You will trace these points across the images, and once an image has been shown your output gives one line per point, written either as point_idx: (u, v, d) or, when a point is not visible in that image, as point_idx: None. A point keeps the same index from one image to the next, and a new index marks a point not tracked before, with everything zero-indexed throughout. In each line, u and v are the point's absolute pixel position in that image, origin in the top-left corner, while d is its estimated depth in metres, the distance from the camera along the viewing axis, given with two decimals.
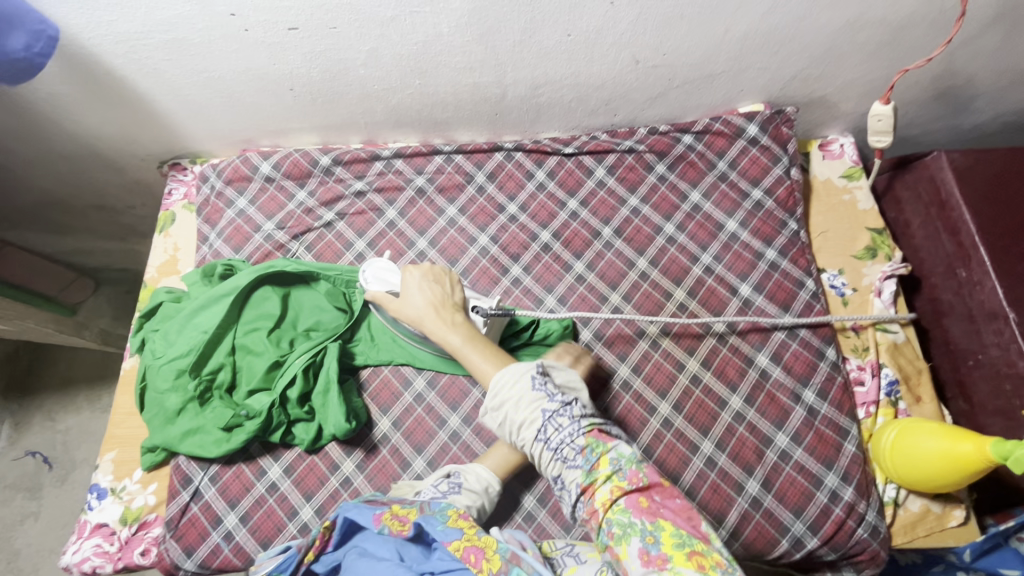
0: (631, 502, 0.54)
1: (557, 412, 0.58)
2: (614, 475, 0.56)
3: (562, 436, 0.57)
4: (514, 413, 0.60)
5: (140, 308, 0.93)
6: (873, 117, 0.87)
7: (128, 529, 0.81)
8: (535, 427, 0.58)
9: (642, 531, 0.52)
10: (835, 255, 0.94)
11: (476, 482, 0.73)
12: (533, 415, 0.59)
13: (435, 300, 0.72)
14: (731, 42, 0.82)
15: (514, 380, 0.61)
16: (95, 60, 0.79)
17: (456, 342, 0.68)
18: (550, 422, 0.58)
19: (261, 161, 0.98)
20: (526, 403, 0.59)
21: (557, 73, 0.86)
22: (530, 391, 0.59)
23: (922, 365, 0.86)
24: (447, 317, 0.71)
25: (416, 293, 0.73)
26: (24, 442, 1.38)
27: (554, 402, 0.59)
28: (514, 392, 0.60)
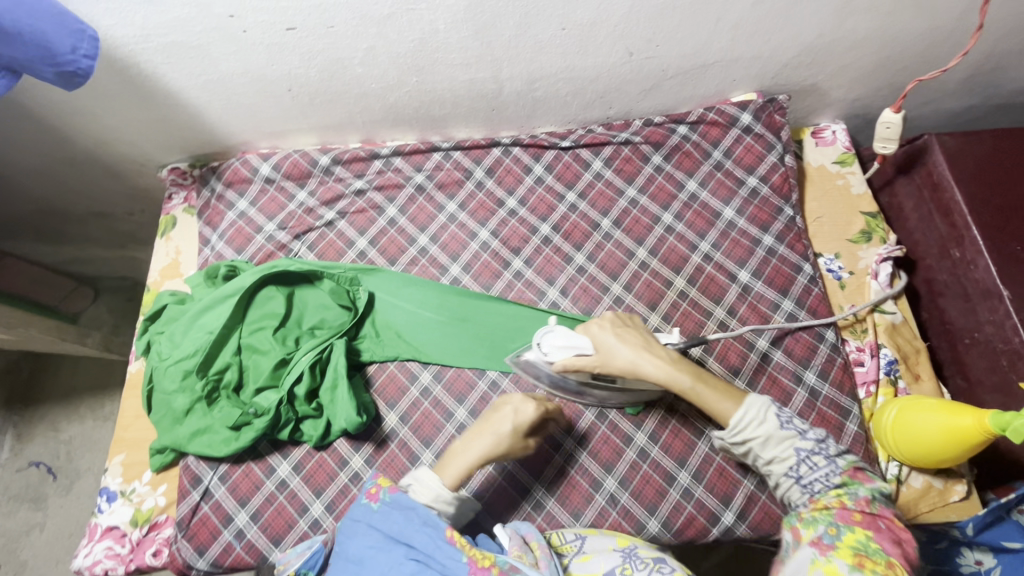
0: (844, 513, 0.60)
1: (812, 451, 0.65)
2: (844, 493, 0.62)
3: (816, 475, 0.64)
4: (763, 450, 0.67)
5: (144, 312, 0.94)
6: (882, 125, 0.90)
7: (138, 530, 0.81)
8: (788, 464, 0.66)
9: (831, 522, 0.59)
10: (831, 240, 0.95)
11: (429, 492, 0.66)
12: (786, 453, 0.66)
13: (638, 343, 0.73)
14: (723, 32, 0.83)
15: (759, 421, 0.67)
16: (94, 65, 0.80)
17: (685, 383, 0.70)
18: (805, 462, 0.65)
19: (261, 162, 0.99)
20: (777, 441, 0.66)
21: (552, 66, 0.87)
22: (779, 430, 0.66)
23: (921, 345, 0.88)
24: (659, 355, 0.72)
25: (608, 343, 0.73)
26: (28, 453, 1.38)
27: (806, 441, 0.66)
28: (761, 431, 0.67)
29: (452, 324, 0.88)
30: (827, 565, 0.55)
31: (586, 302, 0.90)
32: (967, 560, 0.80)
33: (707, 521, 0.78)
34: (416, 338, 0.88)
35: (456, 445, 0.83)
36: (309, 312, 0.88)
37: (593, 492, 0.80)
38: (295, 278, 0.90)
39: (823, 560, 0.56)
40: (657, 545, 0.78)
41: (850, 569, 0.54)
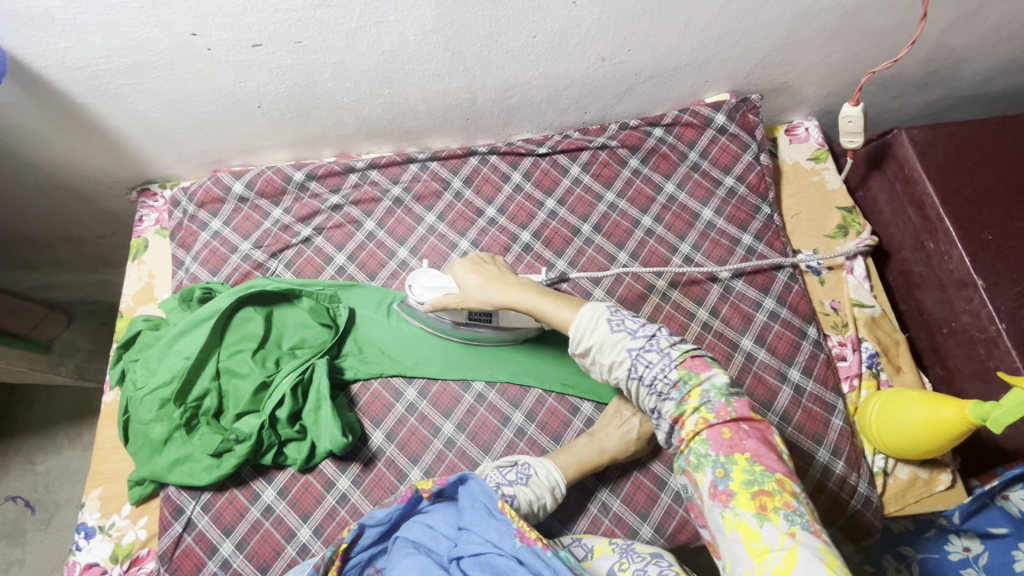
0: (714, 435, 0.58)
1: (643, 350, 0.62)
2: (702, 407, 0.60)
3: (654, 372, 0.62)
4: (602, 357, 0.64)
5: (117, 339, 0.91)
6: (844, 119, 0.91)
7: (119, 566, 0.79)
8: (625, 366, 0.63)
9: (714, 462, 0.57)
10: (809, 237, 0.96)
11: (545, 477, 0.71)
12: (620, 355, 0.63)
13: (493, 276, 0.74)
14: (693, 35, 0.83)
15: (590, 327, 0.64)
16: (52, 88, 0.78)
17: (529, 302, 0.69)
18: (638, 361, 0.62)
19: (233, 180, 0.96)
20: (611, 346, 0.63)
21: (525, 74, 0.87)
22: (610, 334, 0.63)
23: (900, 337, 0.89)
24: (511, 282, 0.72)
25: (467, 280, 0.74)
26: (4, 488, 1.33)
27: (637, 340, 0.62)
28: (595, 337, 0.63)
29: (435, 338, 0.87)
30: (737, 522, 0.53)
31: None
32: (955, 547, 0.80)
33: (699, 524, 0.78)
34: (398, 355, 0.87)
35: (445, 460, 0.81)
36: (289, 332, 0.87)
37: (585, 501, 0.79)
38: (272, 299, 0.88)
39: (730, 515, 0.54)
40: None
41: (756, 520, 0.53)
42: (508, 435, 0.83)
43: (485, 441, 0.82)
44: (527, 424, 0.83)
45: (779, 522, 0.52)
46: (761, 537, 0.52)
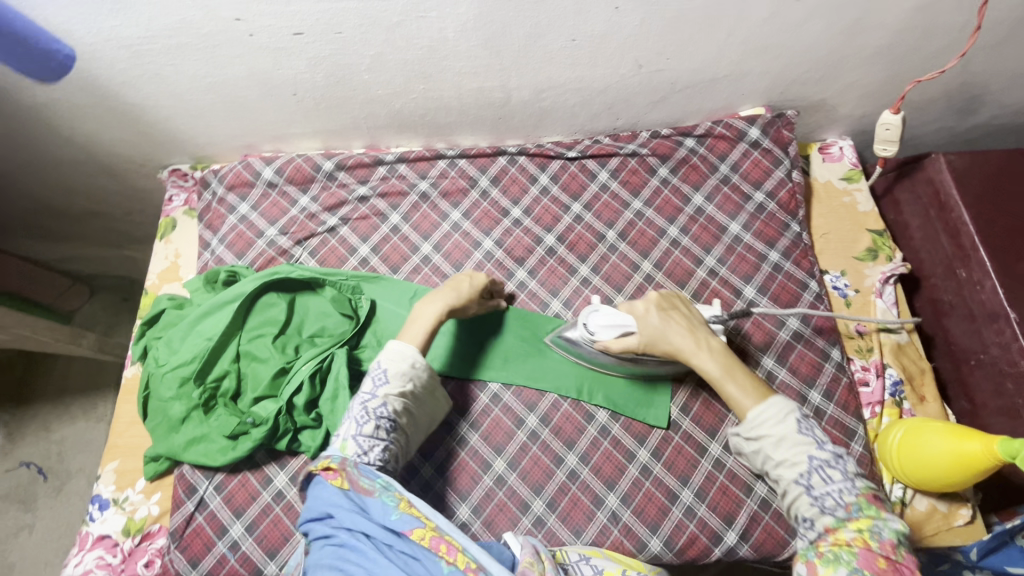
0: (868, 556, 0.60)
1: (826, 463, 0.67)
2: (870, 534, 0.62)
3: (829, 488, 0.66)
4: (774, 452, 0.69)
5: (141, 315, 0.92)
6: (882, 126, 0.90)
7: (130, 540, 0.80)
8: (797, 469, 0.67)
9: (854, 568, 0.60)
10: (838, 257, 0.95)
11: (400, 365, 0.71)
12: (798, 458, 0.68)
13: (685, 326, 0.76)
14: (734, 47, 0.83)
15: (777, 420, 0.69)
16: (94, 64, 0.79)
17: (714, 372, 0.73)
18: (819, 472, 0.66)
19: (263, 166, 0.97)
20: (792, 445, 0.68)
21: (560, 77, 0.86)
22: (796, 433, 0.68)
23: (926, 365, 0.87)
24: (702, 342, 0.75)
25: (658, 325, 0.76)
26: (18, 453, 1.35)
27: (824, 453, 0.67)
28: (777, 432, 0.69)
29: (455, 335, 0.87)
30: None
31: None
32: None
33: (710, 540, 0.77)
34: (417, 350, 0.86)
35: (455, 458, 0.82)
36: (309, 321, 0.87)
37: (595, 509, 0.79)
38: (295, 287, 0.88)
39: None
40: (658, 564, 0.77)
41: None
42: (521, 437, 0.83)
43: (498, 442, 0.83)
44: (541, 427, 0.83)
45: None
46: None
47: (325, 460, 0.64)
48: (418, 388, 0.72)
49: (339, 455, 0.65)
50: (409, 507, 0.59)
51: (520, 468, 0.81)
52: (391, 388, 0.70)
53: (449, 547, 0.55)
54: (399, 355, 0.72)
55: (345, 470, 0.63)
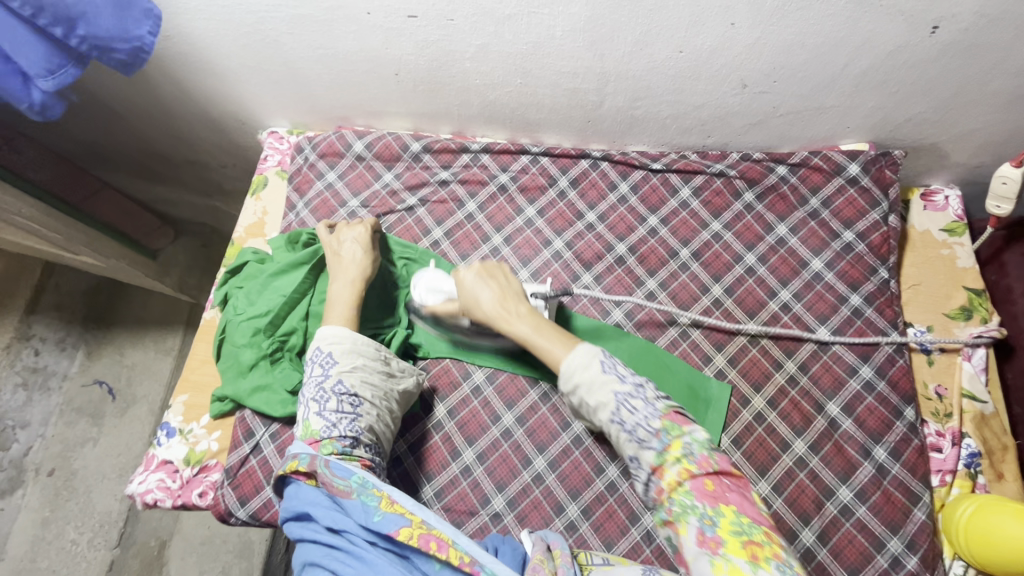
0: (697, 485, 0.56)
1: (630, 396, 0.60)
2: (684, 458, 0.57)
3: (637, 419, 0.60)
4: (589, 398, 0.62)
5: (226, 264, 0.98)
6: (997, 179, 0.84)
7: (189, 469, 0.86)
8: (606, 409, 0.61)
9: (702, 513, 0.55)
10: (925, 311, 0.89)
11: (344, 344, 0.73)
12: (606, 398, 0.61)
13: (498, 293, 0.71)
14: (848, 78, 0.79)
15: (583, 365, 0.62)
16: (223, 25, 0.84)
17: (524, 332, 0.68)
18: (625, 405, 0.60)
19: (355, 139, 1.01)
20: (599, 386, 0.61)
21: (660, 88, 0.85)
22: (601, 374, 0.61)
23: (1009, 442, 0.82)
24: (512, 308, 0.69)
25: (472, 289, 0.72)
26: (93, 371, 1.47)
27: (626, 385, 0.61)
28: (586, 375, 0.62)
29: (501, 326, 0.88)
30: (729, 568, 0.51)
31: (651, 330, 0.88)
32: None
33: None
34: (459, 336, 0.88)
35: (498, 448, 0.83)
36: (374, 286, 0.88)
37: (630, 525, 0.78)
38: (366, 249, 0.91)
39: (718, 561, 0.52)
40: None
41: (750, 566, 0.51)
42: (565, 439, 0.83)
43: (542, 440, 0.83)
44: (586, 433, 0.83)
45: (770, 570, 0.50)
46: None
47: (293, 462, 0.64)
48: (370, 358, 0.74)
49: (307, 454, 0.65)
50: (391, 505, 0.60)
51: (559, 470, 0.81)
52: (342, 365, 0.71)
53: (439, 543, 0.57)
54: (337, 337, 0.73)
55: (315, 471, 0.63)
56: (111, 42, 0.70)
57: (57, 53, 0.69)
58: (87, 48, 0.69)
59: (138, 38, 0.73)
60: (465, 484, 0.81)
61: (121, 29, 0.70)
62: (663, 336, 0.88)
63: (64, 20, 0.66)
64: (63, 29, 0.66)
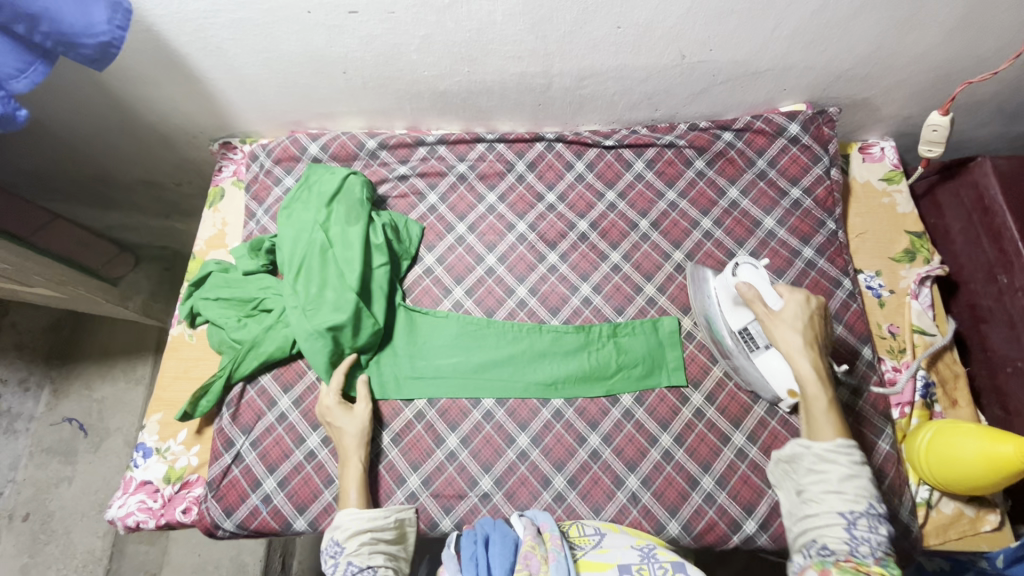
0: None
1: (878, 515, 0.64)
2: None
3: (867, 533, 0.63)
4: (837, 484, 0.66)
5: (188, 278, 0.97)
6: (928, 128, 0.89)
7: (170, 487, 0.84)
8: (852, 506, 0.65)
9: None
10: (873, 257, 0.94)
11: (352, 524, 0.73)
12: (857, 498, 0.65)
13: (804, 325, 0.76)
14: (779, 40, 0.83)
15: (849, 455, 0.67)
16: (162, 36, 0.83)
17: (818, 396, 0.72)
18: (868, 516, 0.64)
19: (310, 142, 1.01)
20: (853, 488, 0.66)
21: (603, 65, 0.87)
22: (866, 482, 0.66)
23: (960, 370, 0.86)
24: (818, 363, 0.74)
25: (795, 312, 0.76)
26: (60, 409, 1.42)
27: (881, 504, 0.65)
28: (847, 468, 0.67)
29: (456, 346, 0.88)
30: None
31: (619, 301, 0.91)
32: None
33: (728, 528, 0.78)
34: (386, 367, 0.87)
35: (481, 431, 0.84)
36: (376, 232, 0.90)
37: (615, 489, 0.80)
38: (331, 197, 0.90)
39: None
40: (676, 547, 0.79)
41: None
42: (546, 414, 0.85)
43: (523, 418, 0.84)
44: (565, 406, 0.85)
45: None
46: None
47: None
48: (387, 533, 0.74)
49: None
50: None
51: (542, 444, 0.83)
52: (353, 536, 0.72)
53: None
54: (345, 527, 0.73)
55: None
56: (76, 37, 0.69)
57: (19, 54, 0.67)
58: (53, 44, 0.68)
59: (103, 31, 0.71)
60: (451, 470, 0.82)
61: (86, 23, 0.69)
62: (631, 305, 0.90)
63: (26, 17, 0.65)
64: (26, 26, 0.65)
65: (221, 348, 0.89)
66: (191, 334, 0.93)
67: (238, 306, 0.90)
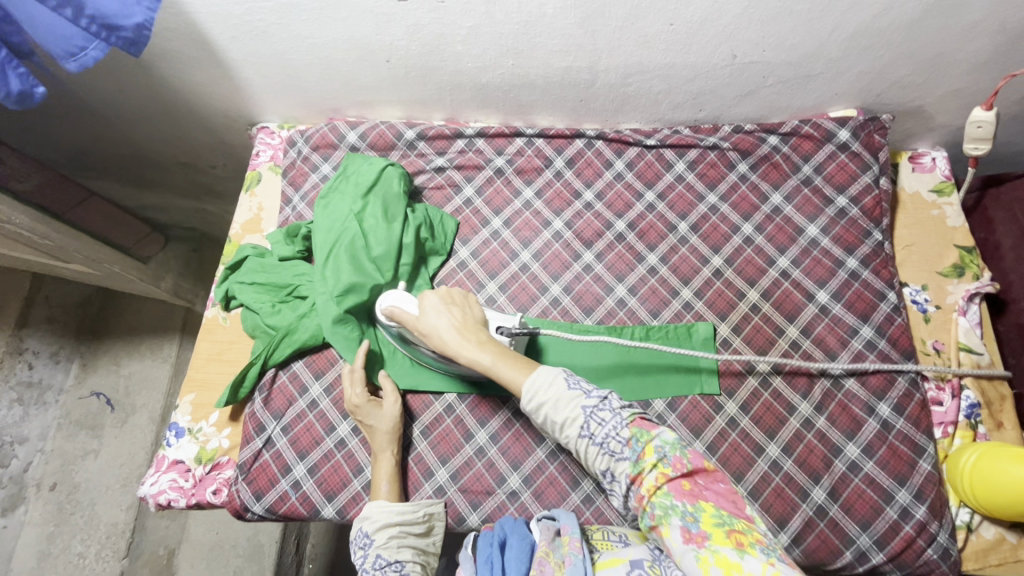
0: (675, 486, 0.56)
1: (597, 407, 0.61)
2: (659, 462, 0.57)
3: (606, 430, 0.61)
4: (555, 413, 0.63)
5: (224, 261, 0.98)
6: (972, 124, 0.85)
7: (201, 468, 0.85)
8: (577, 425, 0.62)
9: (682, 511, 0.54)
10: (919, 271, 0.91)
11: (380, 514, 0.73)
12: (574, 412, 0.62)
13: (457, 320, 0.74)
14: (836, 43, 0.80)
15: (547, 382, 0.64)
16: (210, 20, 0.83)
17: (484, 360, 0.69)
18: (592, 418, 0.61)
19: (348, 130, 1.01)
20: (565, 403, 0.62)
21: (650, 62, 0.85)
22: (566, 390, 0.63)
23: (1006, 391, 0.84)
24: (472, 337, 0.71)
25: (433, 318, 0.74)
26: (89, 383, 1.45)
27: (591, 398, 0.62)
28: (551, 393, 0.63)
29: None
30: (715, 559, 0.50)
31: (655, 304, 0.89)
32: None
33: None
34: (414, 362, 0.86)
35: (511, 428, 0.83)
36: (411, 225, 0.89)
37: None
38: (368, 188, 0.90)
39: (705, 553, 0.50)
40: None
41: (736, 553, 0.50)
42: None
43: None
44: None
45: (758, 556, 0.49)
46: (742, 569, 0.48)
47: None
48: (415, 526, 0.74)
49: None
50: None
51: None
52: (380, 529, 0.71)
53: None
54: (374, 516, 0.72)
55: None
56: (115, 19, 0.69)
57: (71, 36, 0.68)
58: (95, 27, 0.68)
59: (138, 12, 0.69)
60: (480, 466, 0.82)
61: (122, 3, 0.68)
62: (667, 309, 0.89)
63: (72, 0, 0.66)
64: (70, 9, 0.66)
65: (255, 333, 0.90)
66: (225, 317, 0.93)
67: (272, 292, 0.90)
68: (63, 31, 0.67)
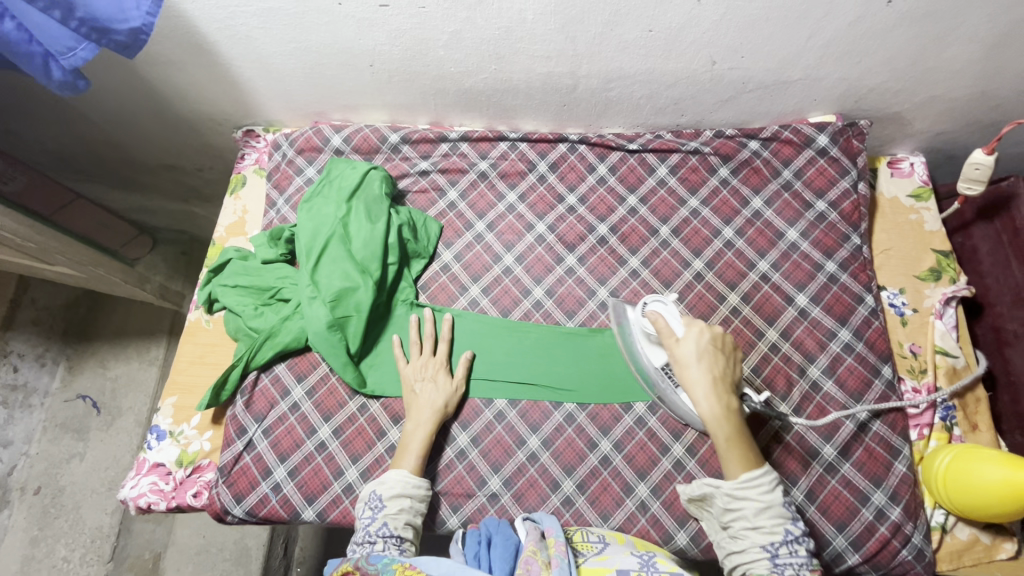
0: None
1: (797, 538, 0.65)
2: None
3: (790, 557, 0.64)
4: (755, 518, 0.66)
5: (207, 263, 0.98)
6: (971, 166, 0.86)
7: (182, 471, 0.85)
8: (770, 538, 0.65)
9: None
10: (897, 274, 0.92)
11: (392, 485, 0.73)
12: (775, 529, 0.65)
13: (714, 376, 0.71)
14: (813, 50, 0.81)
15: (768, 488, 0.66)
16: (193, 24, 0.83)
17: (720, 435, 0.68)
18: (788, 544, 0.64)
19: (332, 133, 1.01)
20: (771, 516, 0.65)
21: (631, 68, 0.86)
22: (780, 506, 0.66)
23: (981, 394, 0.85)
24: (722, 399, 0.70)
25: (693, 359, 0.72)
26: (75, 386, 1.44)
27: (795, 526, 0.66)
28: (764, 500, 0.66)
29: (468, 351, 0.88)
30: None
31: None
32: None
33: None
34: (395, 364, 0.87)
35: (493, 431, 0.84)
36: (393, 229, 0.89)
37: (624, 496, 0.80)
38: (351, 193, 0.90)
39: None
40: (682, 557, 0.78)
41: None
42: (558, 418, 0.84)
43: (535, 419, 0.84)
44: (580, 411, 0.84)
45: None
46: None
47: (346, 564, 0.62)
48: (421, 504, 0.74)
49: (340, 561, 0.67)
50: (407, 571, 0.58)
51: (553, 448, 0.83)
52: (390, 504, 0.71)
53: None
54: (388, 482, 0.73)
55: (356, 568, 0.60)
56: (109, 23, 0.68)
57: (62, 37, 0.68)
58: (87, 31, 0.68)
59: (134, 16, 0.69)
60: (461, 468, 0.82)
61: (117, 8, 0.68)
62: None
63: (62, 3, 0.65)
64: (61, 12, 0.66)
65: (238, 336, 0.89)
66: (207, 320, 0.93)
67: (255, 294, 0.90)
68: (57, 33, 0.68)
